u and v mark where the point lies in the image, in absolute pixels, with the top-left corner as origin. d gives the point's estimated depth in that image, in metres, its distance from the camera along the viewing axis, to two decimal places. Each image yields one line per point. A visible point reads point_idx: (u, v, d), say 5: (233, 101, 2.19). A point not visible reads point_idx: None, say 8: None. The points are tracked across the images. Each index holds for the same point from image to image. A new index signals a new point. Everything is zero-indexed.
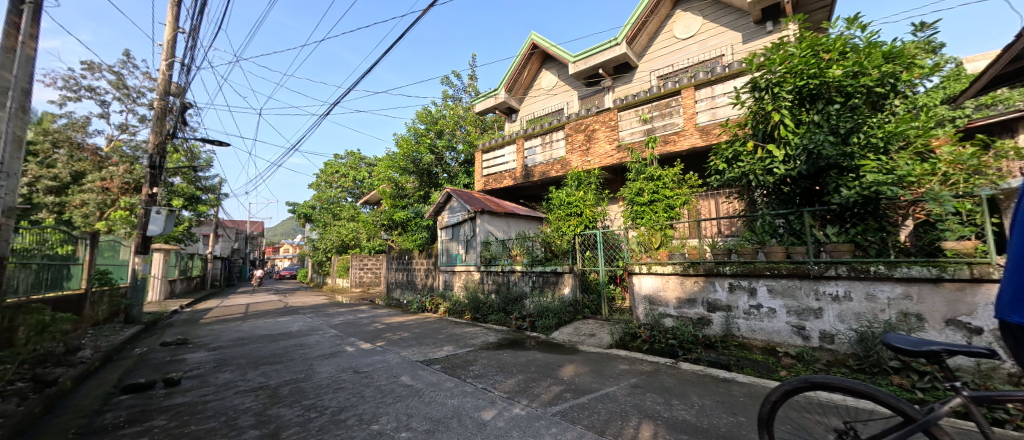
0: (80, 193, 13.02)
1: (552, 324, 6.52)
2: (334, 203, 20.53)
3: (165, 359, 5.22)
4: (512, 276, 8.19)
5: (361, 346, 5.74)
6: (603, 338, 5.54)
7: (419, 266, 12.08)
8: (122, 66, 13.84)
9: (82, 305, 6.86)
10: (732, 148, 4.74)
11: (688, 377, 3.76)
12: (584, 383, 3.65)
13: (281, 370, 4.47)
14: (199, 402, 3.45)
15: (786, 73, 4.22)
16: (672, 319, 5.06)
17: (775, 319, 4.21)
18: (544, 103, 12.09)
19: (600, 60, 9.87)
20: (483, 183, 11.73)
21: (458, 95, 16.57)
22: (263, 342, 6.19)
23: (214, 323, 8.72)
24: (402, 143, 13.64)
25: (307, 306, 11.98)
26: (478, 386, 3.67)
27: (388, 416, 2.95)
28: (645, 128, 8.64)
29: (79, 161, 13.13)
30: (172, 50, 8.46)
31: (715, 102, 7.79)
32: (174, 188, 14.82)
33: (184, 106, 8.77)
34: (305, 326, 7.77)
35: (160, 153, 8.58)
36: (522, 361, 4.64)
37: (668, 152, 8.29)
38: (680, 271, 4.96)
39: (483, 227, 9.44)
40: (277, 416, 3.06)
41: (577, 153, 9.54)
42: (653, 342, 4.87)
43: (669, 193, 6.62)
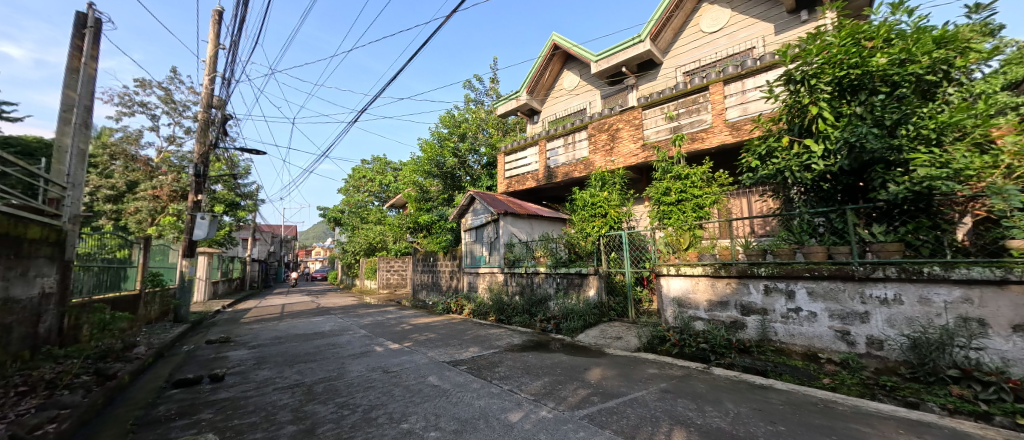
0: (134, 201, 14.03)
1: (578, 326, 6.44)
2: (362, 207, 21.13)
3: (210, 356, 5.53)
4: (536, 277, 8.16)
5: (390, 346, 5.89)
6: (630, 341, 5.43)
7: (444, 267, 12.25)
8: (170, 82, 14.85)
9: (136, 305, 7.38)
10: (766, 144, 4.55)
11: (721, 383, 3.62)
12: (612, 387, 3.59)
13: (315, 368, 4.65)
14: (241, 397, 3.64)
15: (824, 63, 4.02)
16: (703, 323, 4.90)
17: (816, 323, 4.00)
18: (567, 104, 12.01)
19: (623, 58, 9.68)
20: (506, 185, 11.76)
21: (480, 98, 16.69)
22: (298, 341, 6.46)
23: (253, 323, 9.17)
24: (426, 147, 13.88)
25: (338, 306, 12.38)
26: (504, 388, 3.68)
27: (417, 416, 3.01)
28: (671, 125, 8.43)
29: (133, 171, 14.17)
30: (214, 65, 9.00)
31: (746, 97, 7.51)
32: (216, 195, 15.72)
33: (224, 118, 9.31)
34: (337, 327, 8.03)
35: (204, 162, 9.13)
36: (547, 363, 4.61)
37: (696, 149, 8.05)
38: (711, 272, 4.80)
39: (506, 229, 9.46)
40: (312, 412, 3.18)
41: (601, 153, 9.40)
42: (683, 345, 4.73)
43: (698, 192, 6.40)
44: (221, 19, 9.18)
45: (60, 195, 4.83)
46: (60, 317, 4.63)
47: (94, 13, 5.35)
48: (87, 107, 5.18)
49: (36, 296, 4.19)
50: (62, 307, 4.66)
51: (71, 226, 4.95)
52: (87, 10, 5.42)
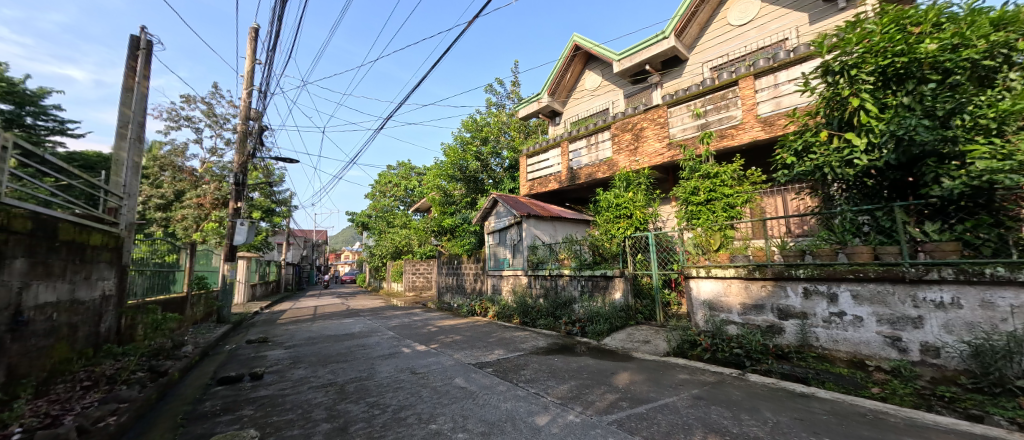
0: (181, 208, 14.99)
1: (604, 330, 6.32)
2: (388, 211, 21.63)
3: (250, 355, 5.82)
4: (560, 280, 8.09)
5: (417, 348, 5.99)
6: (659, 346, 5.28)
7: (468, 270, 12.37)
8: (212, 97, 15.79)
9: (183, 307, 7.86)
10: (802, 140, 4.34)
11: (758, 390, 3.47)
12: (641, 392, 3.51)
13: (346, 368, 4.79)
14: (279, 395, 3.80)
15: (865, 52, 3.81)
16: (737, 327, 4.72)
17: (862, 328, 3.76)
18: (589, 104, 11.91)
19: (646, 56, 9.50)
20: (529, 188, 11.75)
21: (502, 101, 16.77)
22: (330, 342, 6.68)
23: (288, 323, 9.59)
24: (449, 151, 14.07)
25: (367, 308, 12.73)
26: (531, 391, 3.67)
27: (445, 417, 3.05)
28: (698, 123, 8.19)
29: (180, 181, 15.16)
30: (251, 79, 9.51)
31: (779, 90, 7.20)
32: (253, 202, 16.56)
33: (261, 129, 9.81)
34: (366, 328, 8.26)
35: (243, 171, 9.64)
36: (574, 367, 4.56)
37: (725, 147, 7.77)
38: (744, 274, 4.62)
39: (529, 231, 9.45)
40: (345, 411, 3.28)
41: (625, 153, 9.23)
42: (715, 350, 4.55)
43: (728, 191, 6.17)
44: (257, 36, 9.70)
45: (118, 205, 5.21)
46: (118, 317, 5.00)
47: (145, 36, 5.77)
48: (140, 123, 5.58)
49: (98, 298, 4.54)
50: (120, 308, 5.03)
51: (126, 232, 5.34)
52: (140, 33, 5.86)
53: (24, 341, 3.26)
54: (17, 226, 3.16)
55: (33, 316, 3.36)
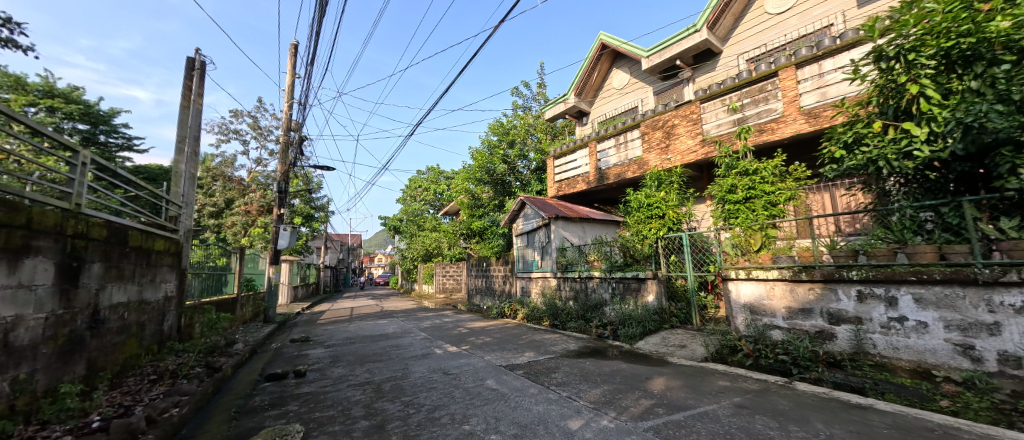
0: (231, 215, 16.06)
1: (636, 333, 6.12)
2: (419, 215, 22.10)
3: (294, 353, 6.13)
4: (590, 282, 7.97)
5: (448, 349, 6.07)
6: (696, 351, 5.08)
7: (497, 272, 12.44)
8: (257, 110, 16.84)
9: (233, 307, 8.40)
10: (852, 132, 4.05)
11: (808, 400, 3.25)
12: (677, 399, 3.39)
13: (382, 368, 4.94)
14: (321, 392, 3.98)
15: (924, 34, 3.51)
16: (782, 332, 4.47)
17: (928, 335, 3.45)
18: (616, 103, 11.68)
19: (677, 51, 9.21)
20: (557, 189, 11.66)
21: (528, 103, 16.77)
22: (366, 342, 6.92)
23: (327, 324, 10.01)
24: (477, 155, 14.20)
25: (400, 309, 13.08)
26: (563, 394, 3.64)
27: (478, 418, 3.07)
28: (734, 117, 7.83)
29: (230, 190, 16.25)
30: (291, 93, 10.06)
31: (824, 80, 6.79)
32: (295, 208, 17.47)
33: (300, 139, 10.35)
34: (399, 329, 8.48)
35: (285, 180, 10.21)
36: (606, 371, 4.47)
37: (765, 142, 7.41)
38: (789, 276, 4.38)
39: (557, 233, 9.39)
40: (382, 409, 3.38)
41: (655, 152, 8.98)
42: (758, 356, 4.33)
43: (770, 189, 5.83)
44: (297, 52, 10.26)
45: (177, 213, 5.65)
46: (179, 316, 5.42)
47: (199, 57, 6.24)
48: (196, 137, 6.04)
49: (162, 299, 4.94)
50: (180, 308, 5.45)
51: (185, 238, 5.78)
52: (195, 55, 6.33)
53: (101, 337, 3.60)
54: (95, 233, 3.49)
55: (108, 315, 3.70)
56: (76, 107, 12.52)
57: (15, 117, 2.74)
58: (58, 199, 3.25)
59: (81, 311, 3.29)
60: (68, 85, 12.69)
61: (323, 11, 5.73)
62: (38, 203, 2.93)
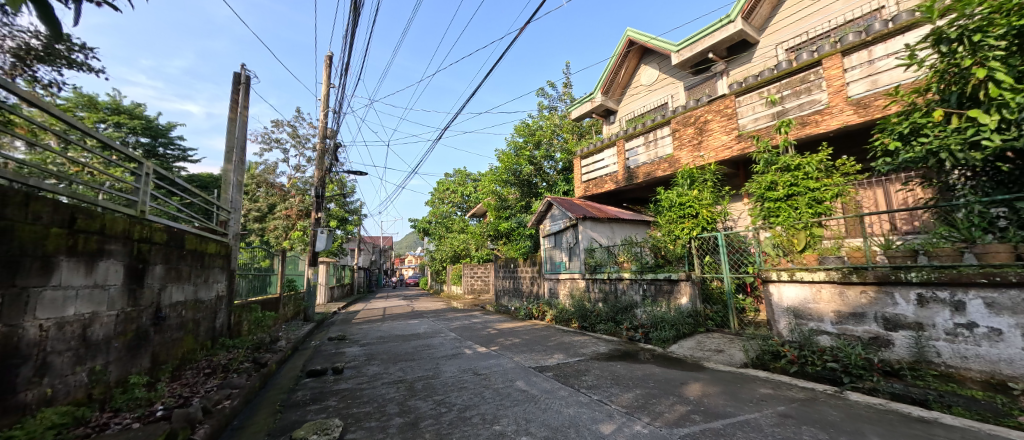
0: (273, 219, 17.01)
1: (670, 337, 5.92)
2: (447, 217, 22.42)
3: (332, 351, 6.39)
4: (620, 284, 7.81)
5: (478, 349, 6.14)
6: (735, 356, 4.86)
7: (525, 273, 12.45)
8: (296, 120, 17.75)
9: (276, 306, 8.88)
10: (909, 122, 3.74)
11: (861, 411, 3.03)
12: (715, 406, 3.26)
13: (414, 367, 5.06)
14: (357, 389, 4.13)
15: (993, 13, 3.18)
16: (831, 338, 4.19)
17: (1002, 343, 3.13)
18: (645, 100, 11.41)
19: (709, 43, 8.87)
20: (584, 189, 11.51)
21: (554, 104, 16.68)
22: (398, 341, 7.12)
23: (361, 323, 10.37)
24: (503, 157, 14.24)
25: (430, 310, 13.34)
26: (594, 398, 3.58)
27: (508, 419, 3.08)
28: (773, 111, 7.45)
29: (272, 196, 17.21)
30: (327, 102, 10.53)
31: (875, 67, 6.35)
32: (331, 212, 18.24)
33: (335, 145, 10.80)
34: (429, 329, 8.65)
35: (321, 185, 10.68)
36: (638, 375, 4.36)
37: (808, 135, 6.99)
38: (838, 278, 4.11)
39: (586, 234, 9.27)
40: (415, 407, 3.46)
41: (687, 149, 8.69)
42: (803, 363, 4.08)
43: (815, 185, 5.47)
44: (332, 63, 10.74)
45: (227, 218, 6.05)
46: (229, 315, 5.80)
47: (244, 72, 6.66)
48: (242, 146, 6.44)
49: (214, 298, 5.30)
50: (230, 307, 5.83)
51: (233, 241, 6.18)
52: (241, 70, 6.76)
53: (163, 333, 3.90)
54: (157, 237, 3.80)
55: (169, 313, 4.01)
56: (139, 122, 13.68)
57: (88, 132, 3.01)
58: (126, 206, 3.55)
59: (146, 309, 3.59)
60: (133, 102, 13.89)
61: (356, 18, 5.90)
62: (108, 211, 3.21)
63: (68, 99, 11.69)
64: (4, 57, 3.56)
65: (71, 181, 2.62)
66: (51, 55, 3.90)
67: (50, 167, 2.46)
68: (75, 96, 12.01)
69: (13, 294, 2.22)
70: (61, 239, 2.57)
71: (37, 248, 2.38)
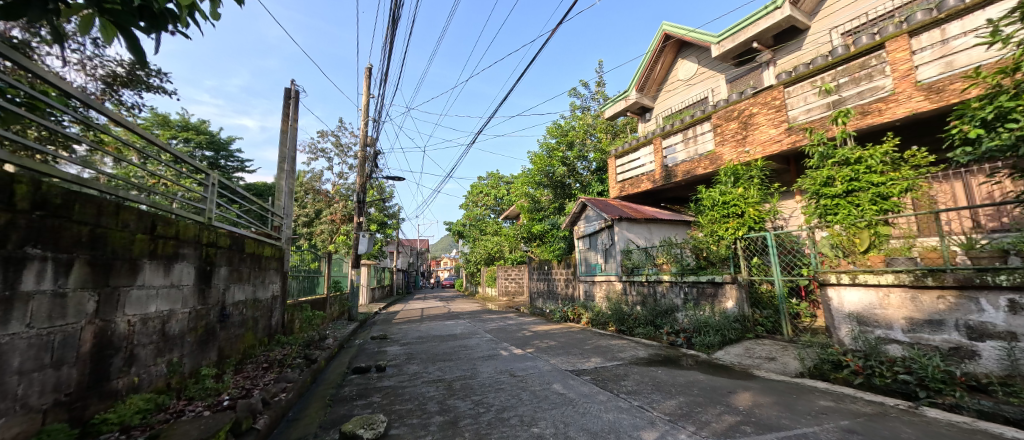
0: (320, 224, 18.05)
1: (715, 342, 5.64)
2: (480, 220, 22.69)
3: (375, 350, 6.66)
4: (659, 286, 7.55)
5: (514, 351, 6.16)
6: (788, 364, 4.55)
7: (560, 275, 12.35)
8: (339, 129, 18.73)
9: (324, 306, 9.39)
10: (993, 107, 3.33)
11: (941, 430, 2.73)
12: (767, 417, 3.07)
13: (452, 367, 5.16)
14: (399, 386, 4.28)
15: None
16: (902, 347, 3.83)
17: None
18: (683, 96, 11.00)
19: (754, 32, 8.38)
20: (619, 190, 11.25)
21: (587, 103, 16.45)
22: (436, 342, 7.28)
23: (401, 323, 10.73)
24: (536, 159, 14.06)
25: (466, 311, 13.59)
26: (634, 403, 3.48)
27: (547, 422, 3.07)
28: (828, 100, 6.93)
29: (318, 202, 18.26)
30: (367, 111, 11.04)
31: (950, 47, 5.74)
32: (371, 216, 19.07)
33: (375, 153, 11.30)
34: (466, 330, 8.78)
35: (363, 190, 11.19)
36: (681, 381, 4.19)
37: (872, 125, 6.41)
38: (910, 282, 3.73)
39: (622, 235, 9.05)
40: (454, 406, 3.52)
41: (731, 144, 8.27)
42: (870, 374, 3.74)
43: (879, 180, 5.00)
44: (371, 74, 11.26)
45: (280, 223, 6.48)
46: (283, 314, 6.21)
47: (294, 87, 7.11)
48: (292, 156, 6.88)
49: (270, 297, 5.69)
50: (283, 306, 6.24)
51: (286, 245, 6.61)
52: (291, 85, 7.24)
53: (227, 329, 4.24)
54: (222, 242, 4.15)
55: (232, 311, 4.35)
56: (203, 137, 15.06)
57: (163, 147, 3.34)
58: (195, 213, 3.91)
59: (214, 307, 3.93)
60: (199, 120, 15.30)
61: (395, 28, 6.13)
62: (181, 218, 3.53)
63: (146, 119, 13.10)
64: (96, 84, 4.03)
65: (151, 192, 2.93)
66: (135, 81, 4.36)
67: (133, 180, 2.75)
68: (151, 116, 13.42)
69: (107, 293, 2.50)
70: (144, 243, 2.86)
71: (125, 252, 2.67)
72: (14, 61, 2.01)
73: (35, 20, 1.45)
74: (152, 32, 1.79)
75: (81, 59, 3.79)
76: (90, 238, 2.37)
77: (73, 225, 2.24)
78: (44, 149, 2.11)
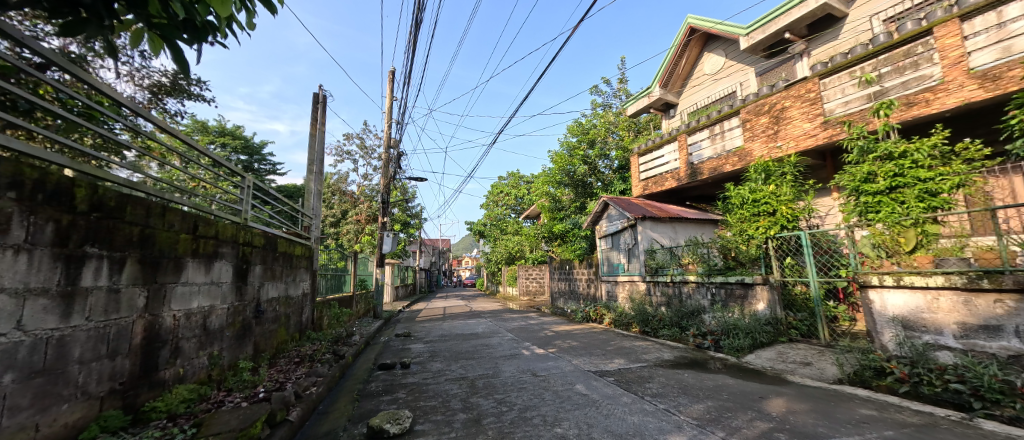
0: (346, 224, 18.62)
1: (745, 345, 5.44)
2: (501, 219, 22.76)
3: (399, 347, 6.80)
4: (685, 287, 7.36)
5: (536, 351, 6.15)
6: (825, 370, 4.34)
7: (582, 275, 12.25)
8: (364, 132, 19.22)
9: (350, 304, 9.68)
10: None
11: None
12: (802, 424, 2.94)
13: (475, 365, 5.20)
14: (424, 383, 4.36)
15: None
16: (954, 354, 3.57)
17: None
18: (710, 90, 10.66)
19: (786, 22, 8.01)
20: (642, 188, 11.02)
21: (609, 101, 16.20)
22: (459, 340, 7.36)
23: (424, 321, 10.91)
24: (557, 158, 13.97)
25: (488, 310, 13.69)
26: (659, 406, 3.41)
27: (570, 422, 3.05)
28: (868, 91, 6.56)
29: (344, 202, 18.81)
30: (391, 114, 11.28)
31: (1007, 31, 5.32)
32: (395, 216, 19.48)
33: (398, 154, 11.53)
34: (488, 329, 8.84)
35: (386, 191, 11.44)
36: (709, 385, 4.07)
37: (917, 116, 6.03)
38: (963, 284, 3.48)
39: (645, 234, 8.86)
40: (477, 404, 3.55)
41: (761, 140, 7.96)
42: (917, 383, 3.52)
43: (928, 175, 4.68)
44: (394, 77, 11.50)
45: (309, 223, 6.71)
46: (312, 311, 6.43)
47: (321, 92, 7.34)
48: (320, 158, 7.12)
49: (301, 295, 5.91)
50: (313, 303, 6.47)
51: (315, 244, 6.84)
52: (319, 90, 7.49)
53: (262, 325, 4.44)
54: (257, 241, 4.34)
55: (266, 307, 4.55)
56: (239, 142, 15.82)
57: (203, 151, 3.52)
58: (232, 214, 4.10)
59: (250, 303, 4.11)
60: (234, 125, 16.08)
61: (418, 30, 6.22)
62: (219, 219, 3.71)
63: (187, 126, 13.88)
64: (143, 93, 4.30)
65: (192, 194, 3.09)
66: (177, 89, 4.61)
67: (177, 183, 2.92)
68: (191, 123, 14.22)
69: (155, 289, 2.66)
70: (187, 243, 3.03)
71: (171, 250, 2.83)
72: (72, 73, 2.16)
73: (92, 36, 1.56)
74: (195, 43, 1.88)
75: (130, 70, 4.04)
76: (139, 237, 2.53)
77: (125, 225, 2.39)
78: (98, 155, 2.27)
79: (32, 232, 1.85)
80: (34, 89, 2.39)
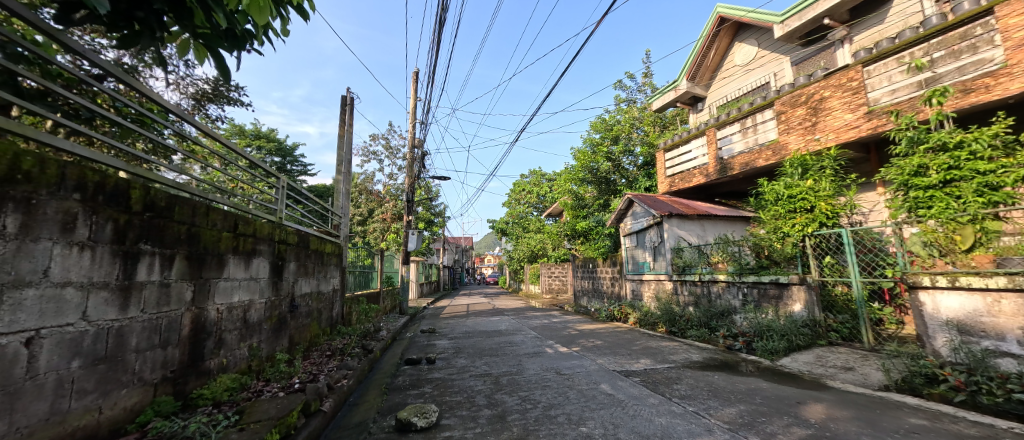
0: (373, 222, 19.12)
1: (780, 348, 5.20)
2: (524, 217, 22.74)
3: (424, 343, 6.93)
4: (715, 286, 7.12)
5: (559, 349, 6.12)
6: (869, 376, 4.09)
7: (606, 273, 12.08)
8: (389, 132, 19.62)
9: (377, 300, 9.94)
10: None
11: None
12: (844, 432, 2.79)
13: (498, 362, 5.24)
14: (449, 379, 4.43)
15: None
16: (1018, 362, 3.28)
17: None
18: (741, 82, 10.25)
19: (825, 7, 7.56)
20: (669, 185, 10.72)
21: (633, 96, 15.84)
22: (482, 337, 7.43)
23: (448, 318, 11.08)
24: (579, 154, 13.79)
25: (510, 308, 13.73)
26: (688, 409, 3.32)
27: (595, 422, 3.02)
28: (917, 78, 6.12)
29: (371, 201, 19.31)
30: (415, 114, 11.46)
31: None
32: (419, 215, 19.84)
33: (422, 153, 11.71)
34: (511, 327, 8.87)
35: (411, 190, 11.66)
36: (741, 388, 3.92)
37: (975, 104, 5.58)
38: None
39: (672, 232, 8.62)
40: (501, 401, 3.58)
41: (798, 132, 7.58)
42: (975, 392, 3.26)
43: (987, 167, 4.33)
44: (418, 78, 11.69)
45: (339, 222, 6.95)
46: (342, 306, 6.65)
47: (349, 94, 7.55)
48: (348, 159, 7.33)
49: (331, 290, 6.13)
50: (343, 299, 6.69)
51: (344, 242, 7.06)
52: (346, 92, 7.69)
53: (297, 319, 4.64)
54: (291, 239, 4.54)
55: (300, 302, 4.75)
56: (272, 145, 16.52)
57: (242, 154, 3.70)
58: (268, 213, 4.30)
59: (285, 298, 4.31)
60: (269, 128, 16.81)
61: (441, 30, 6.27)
62: (257, 218, 3.90)
63: (226, 130, 14.61)
64: (187, 100, 4.56)
65: (232, 194, 3.26)
66: (218, 95, 4.86)
67: (219, 184, 3.08)
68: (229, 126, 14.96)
69: (201, 283, 2.83)
70: (228, 241, 3.20)
71: (215, 247, 3.01)
72: (127, 83, 2.33)
73: (145, 47, 1.70)
74: (234, 51, 2.02)
75: (175, 79, 4.31)
76: (187, 235, 2.70)
77: (174, 224, 2.55)
78: (151, 158, 2.43)
79: (94, 231, 2.01)
80: (93, 98, 2.59)
